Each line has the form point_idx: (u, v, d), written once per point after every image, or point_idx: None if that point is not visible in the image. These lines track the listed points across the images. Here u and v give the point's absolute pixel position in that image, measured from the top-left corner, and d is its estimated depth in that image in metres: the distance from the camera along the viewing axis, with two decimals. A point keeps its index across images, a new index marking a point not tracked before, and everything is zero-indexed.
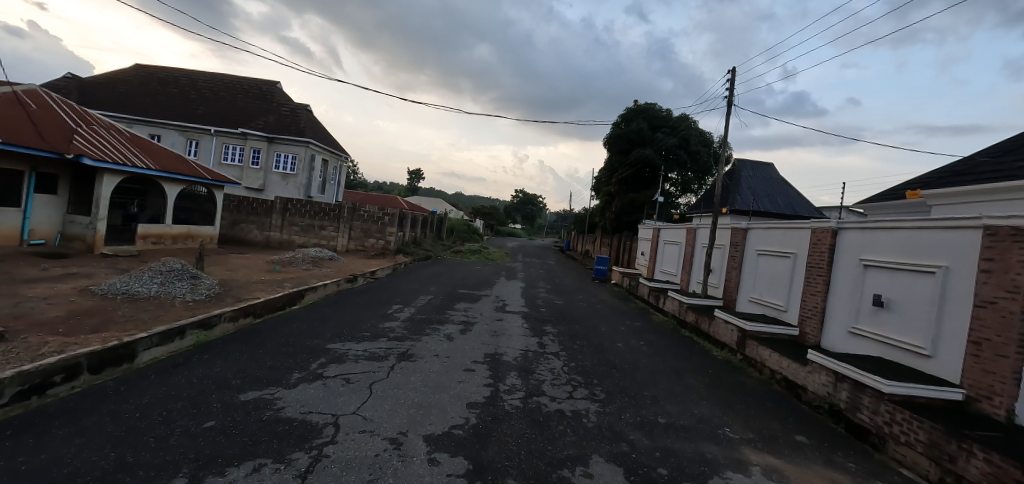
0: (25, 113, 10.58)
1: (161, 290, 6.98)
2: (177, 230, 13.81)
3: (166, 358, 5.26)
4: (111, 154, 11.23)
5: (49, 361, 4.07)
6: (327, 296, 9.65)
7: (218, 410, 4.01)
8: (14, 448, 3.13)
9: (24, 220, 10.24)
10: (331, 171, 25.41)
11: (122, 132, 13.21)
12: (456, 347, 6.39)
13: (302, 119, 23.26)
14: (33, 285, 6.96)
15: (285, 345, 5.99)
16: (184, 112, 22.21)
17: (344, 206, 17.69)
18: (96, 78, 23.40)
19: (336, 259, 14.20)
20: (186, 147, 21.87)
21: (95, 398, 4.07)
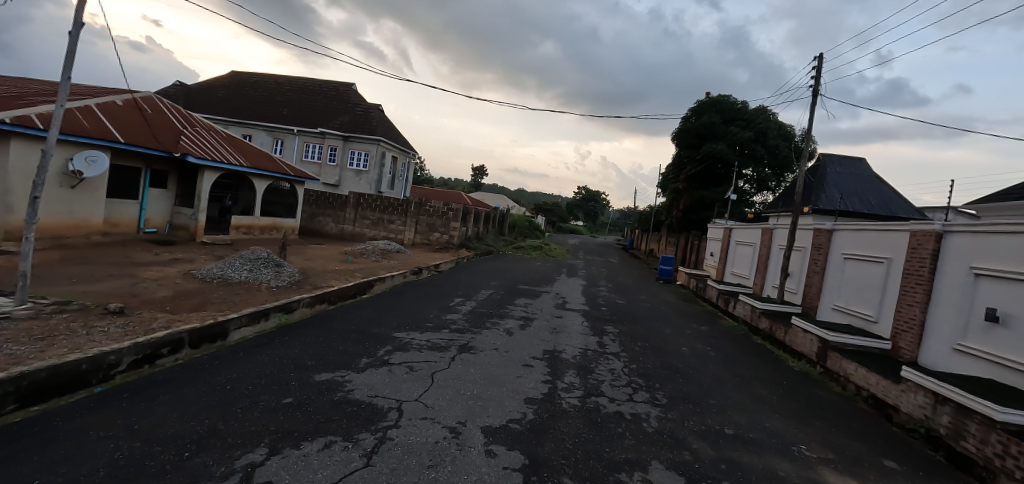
0: (143, 117, 12.05)
1: (250, 275, 7.69)
2: (265, 221, 15.17)
3: (252, 337, 5.78)
4: (210, 152, 12.54)
5: (158, 334, 4.67)
6: (394, 287, 10.10)
7: (295, 389, 4.37)
8: (128, 409, 3.63)
9: (142, 212, 11.74)
10: (399, 167, 26.70)
11: (219, 132, 14.66)
12: (516, 342, 6.45)
13: (375, 118, 24.52)
14: (147, 268, 7.96)
15: (356, 331, 6.37)
16: (271, 113, 24.26)
17: (412, 200, 18.38)
18: (202, 85, 26.25)
19: (402, 251, 14.81)
20: (273, 146, 23.90)
21: (192, 370, 4.58)
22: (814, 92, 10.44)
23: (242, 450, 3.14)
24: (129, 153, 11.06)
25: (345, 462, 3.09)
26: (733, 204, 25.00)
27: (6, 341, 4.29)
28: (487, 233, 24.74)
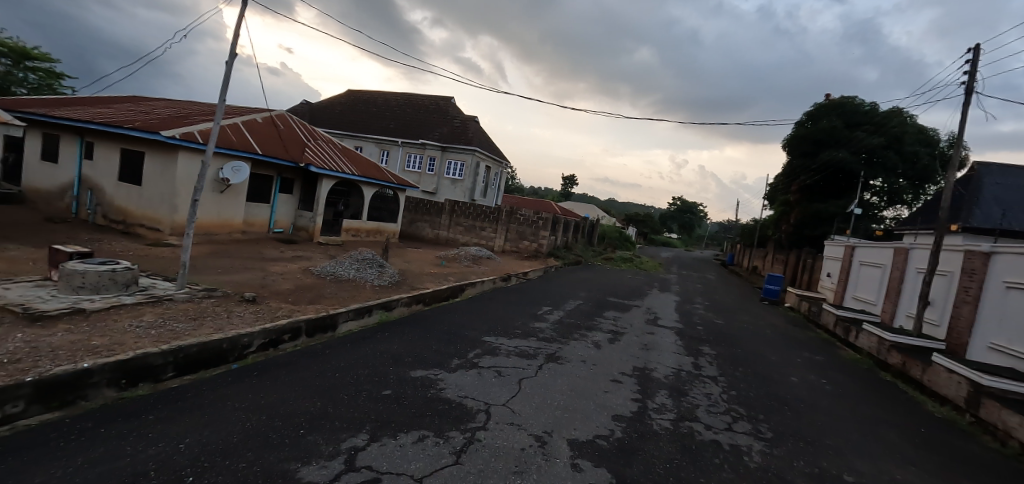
0: (277, 132, 13.92)
1: (357, 274, 8.47)
2: (371, 225, 16.56)
3: (357, 331, 6.35)
4: (328, 162, 14.07)
5: (280, 323, 5.53)
6: (484, 292, 10.45)
7: (394, 382, 4.75)
8: (257, 387, 4.57)
9: (272, 214, 13.45)
10: (493, 176, 27.75)
11: (336, 144, 16.41)
12: (604, 355, 6.32)
13: (471, 130, 25.77)
14: (274, 263, 9.15)
15: (449, 333, 6.69)
16: (380, 127, 26.64)
17: (503, 209, 18.95)
18: (323, 103, 29.75)
19: (490, 257, 15.25)
20: (380, 156, 26.18)
21: (307, 357, 5.24)
22: (968, 90, 8.89)
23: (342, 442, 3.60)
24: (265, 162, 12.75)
25: (436, 458, 3.28)
26: (857, 219, 21.94)
27: (170, 319, 5.27)
28: (575, 242, 24.54)
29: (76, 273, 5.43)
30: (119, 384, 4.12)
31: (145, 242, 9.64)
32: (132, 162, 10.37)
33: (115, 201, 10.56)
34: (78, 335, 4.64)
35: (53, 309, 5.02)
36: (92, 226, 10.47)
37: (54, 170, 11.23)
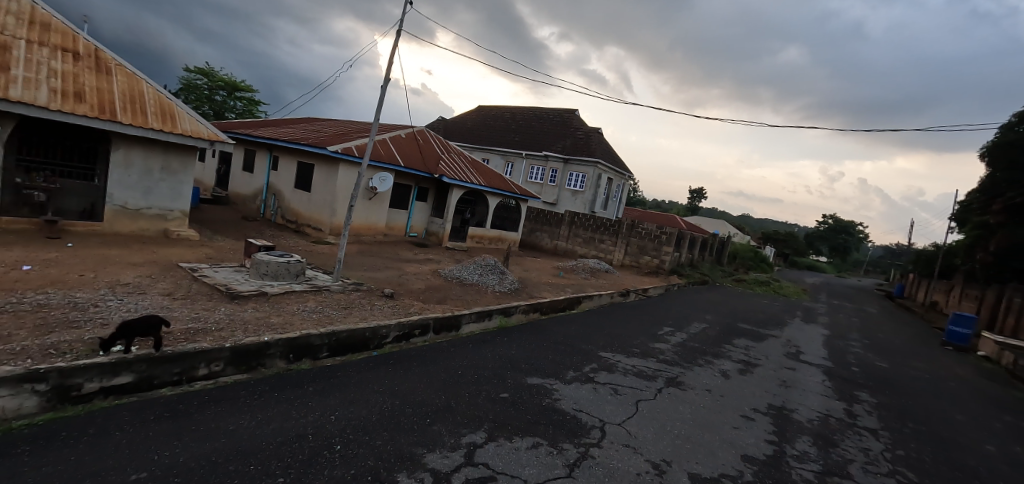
0: (418, 146, 15.58)
1: (481, 279, 9.02)
2: (494, 233, 17.55)
3: (477, 333, 6.79)
4: (458, 174, 15.28)
5: (414, 319, 6.22)
6: (601, 306, 10.40)
7: (512, 386, 5.05)
8: (395, 375, 5.23)
9: (409, 219, 14.94)
10: (614, 188, 27.50)
11: (466, 156, 17.74)
12: (732, 387, 5.85)
13: (593, 142, 25.83)
14: (408, 264, 10.20)
15: (565, 343, 6.79)
16: (506, 140, 28.17)
17: (625, 221, 18.59)
18: (457, 118, 32.48)
19: (609, 271, 14.98)
20: (505, 168, 27.71)
21: (436, 353, 5.86)
22: None
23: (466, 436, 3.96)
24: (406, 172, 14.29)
25: (550, 468, 3.41)
26: None
27: (327, 306, 6.26)
28: (700, 260, 22.80)
29: (264, 262, 6.74)
30: (289, 358, 5.27)
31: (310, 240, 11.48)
32: (302, 171, 12.46)
33: (289, 204, 12.77)
34: (263, 312, 5.75)
35: (247, 290, 6.27)
36: (270, 224, 12.84)
37: (251, 178, 14.07)
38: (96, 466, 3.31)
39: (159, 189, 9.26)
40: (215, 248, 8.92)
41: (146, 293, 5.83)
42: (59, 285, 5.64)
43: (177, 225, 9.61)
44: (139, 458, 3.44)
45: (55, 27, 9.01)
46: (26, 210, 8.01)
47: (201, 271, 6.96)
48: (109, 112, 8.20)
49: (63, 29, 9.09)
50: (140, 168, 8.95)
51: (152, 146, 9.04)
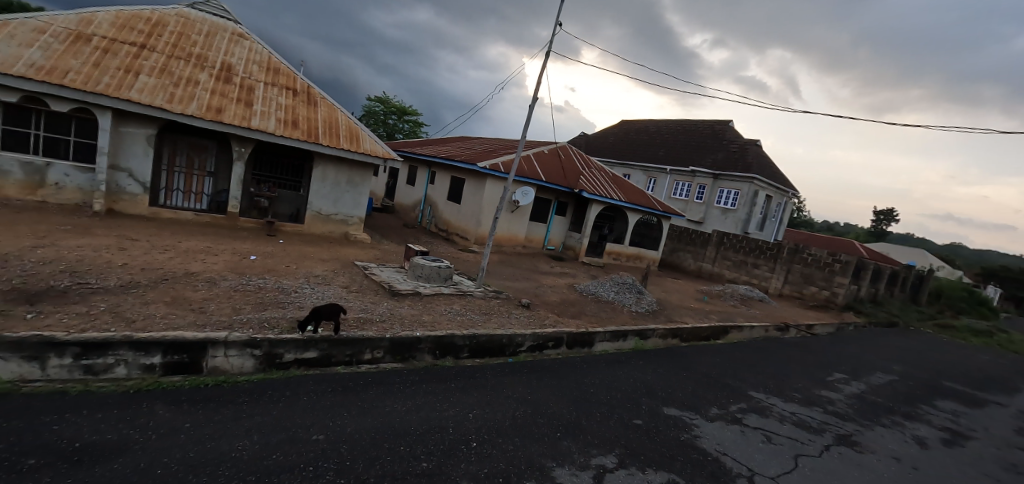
0: (560, 162, 16.19)
1: (617, 297, 8.83)
2: (631, 250, 16.88)
3: (610, 352, 6.73)
4: (599, 189, 15.43)
5: (548, 332, 6.44)
6: (753, 339, 9.29)
7: (647, 413, 4.85)
8: (529, 383, 5.43)
9: (547, 233, 15.40)
10: (773, 207, 24.79)
11: (607, 172, 17.71)
12: (932, 460, 4.66)
13: (751, 155, 23.44)
14: (544, 276, 10.56)
15: (708, 376, 6.21)
16: (649, 155, 27.37)
17: (785, 245, 16.00)
18: (599, 134, 32.54)
19: (767, 301, 13.16)
20: (647, 184, 26.79)
21: (568, 366, 6.00)
22: None
23: (597, 454, 3.95)
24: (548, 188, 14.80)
25: None
26: None
27: (469, 310, 6.82)
28: (890, 297, 18.54)
29: (420, 265, 7.62)
30: (435, 353, 5.84)
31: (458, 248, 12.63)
32: (455, 185, 13.84)
33: (442, 215, 14.23)
34: (416, 310, 6.48)
35: (404, 288, 7.16)
36: (421, 231, 14.52)
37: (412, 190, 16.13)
38: (292, 426, 4.20)
39: (344, 198, 11.05)
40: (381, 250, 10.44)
41: (330, 284, 7.04)
42: (273, 272, 7.19)
43: (354, 229, 11.30)
44: (321, 424, 4.26)
45: (283, 72, 11.56)
46: (255, 213, 10.30)
47: (369, 269, 8.11)
48: (314, 136, 10.16)
49: (288, 72, 11.60)
50: (332, 181, 10.79)
51: (342, 162, 10.87)
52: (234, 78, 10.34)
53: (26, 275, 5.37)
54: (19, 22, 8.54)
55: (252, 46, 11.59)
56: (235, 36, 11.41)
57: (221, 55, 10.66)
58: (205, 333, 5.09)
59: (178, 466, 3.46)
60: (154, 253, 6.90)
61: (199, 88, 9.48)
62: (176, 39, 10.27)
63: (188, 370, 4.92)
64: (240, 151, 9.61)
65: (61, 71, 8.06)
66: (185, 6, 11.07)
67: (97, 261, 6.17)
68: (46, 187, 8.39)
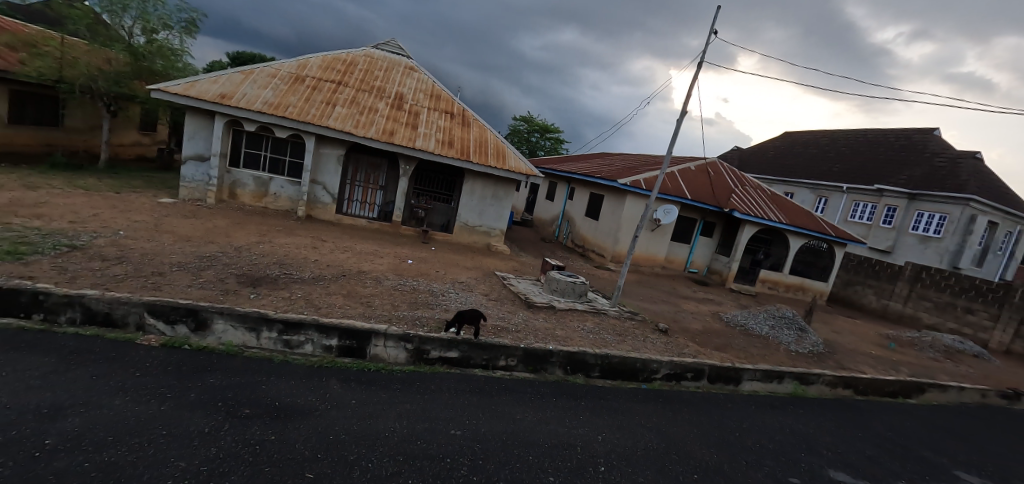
0: (709, 179, 15.19)
1: (772, 332, 8.65)
2: (793, 279, 14.66)
3: (760, 394, 6.32)
4: (754, 209, 14.01)
5: (687, 362, 6.23)
6: (964, 406, 7.40)
7: (806, 472, 4.29)
8: (665, 414, 5.21)
9: (691, 254, 14.67)
10: (1000, 238, 19.50)
11: (765, 190, 15.91)
12: None
13: (967, 170, 18.42)
14: (687, 300, 10.50)
15: (892, 447, 5.20)
16: (818, 171, 23.61)
17: (1015, 286, 11.96)
18: (754, 152, 29.26)
19: (990, 360, 10.19)
20: (815, 204, 22.89)
21: (708, 402, 5.71)
22: None
23: None
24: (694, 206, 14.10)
25: None
26: None
27: (604, 329, 6.95)
28: None
29: (555, 279, 7.86)
30: (567, 369, 5.95)
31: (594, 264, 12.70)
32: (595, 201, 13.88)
33: (580, 231, 14.49)
34: (548, 323, 6.75)
35: (539, 301, 7.47)
36: (551, 244, 14.97)
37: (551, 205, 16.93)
38: (435, 418, 4.61)
39: (489, 212, 11.83)
40: (518, 261, 11.06)
41: (473, 291, 7.64)
42: (425, 276, 8.07)
43: (496, 241, 12.04)
44: (458, 420, 4.62)
45: (443, 97, 13.00)
46: (413, 223, 11.62)
47: (507, 280, 8.60)
48: (466, 154, 11.12)
49: (447, 97, 13.02)
50: (479, 195, 11.64)
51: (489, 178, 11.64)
52: (405, 105, 11.95)
53: (251, 264, 6.89)
54: (259, 69, 11.03)
55: (419, 77, 13.32)
56: (406, 70, 13.27)
57: (396, 86, 12.45)
58: (370, 324, 5.91)
59: (344, 436, 4.09)
60: (338, 253, 8.31)
61: (378, 115, 11.18)
62: (364, 75, 12.32)
63: (355, 354, 5.75)
64: (406, 168, 11.00)
65: (286, 106, 10.20)
66: (372, 48, 13.28)
67: (297, 255, 7.66)
68: (268, 196, 10.69)
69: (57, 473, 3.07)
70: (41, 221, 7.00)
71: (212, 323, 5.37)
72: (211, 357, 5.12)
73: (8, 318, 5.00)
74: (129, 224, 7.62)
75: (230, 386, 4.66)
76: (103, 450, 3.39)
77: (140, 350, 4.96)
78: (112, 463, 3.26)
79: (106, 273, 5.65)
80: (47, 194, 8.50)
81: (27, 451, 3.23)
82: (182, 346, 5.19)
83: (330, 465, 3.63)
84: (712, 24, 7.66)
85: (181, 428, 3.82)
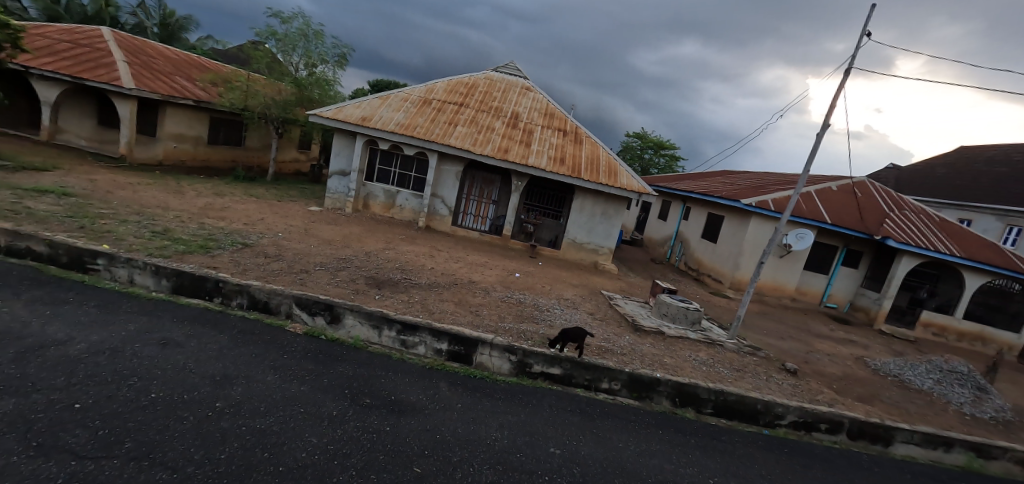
0: (855, 201, 13.22)
1: (937, 388, 7.23)
2: (970, 327, 11.98)
3: (919, 463, 5.33)
4: (915, 237, 11.82)
5: (822, 411, 5.41)
6: None
7: None
8: (791, 469, 4.60)
9: (829, 287, 12.84)
10: None
11: (932, 215, 13.32)
12: None
13: None
14: (823, 340, 9.07)
15: None
16: (1012, 194, 19.00)
17: None
18: (914, 171, 24.61)
19: None
20: (1003, 234, 18.31)
21: (849, 461, 5.01)
22: None
23: None
24: (833, 232, 12.43)
25: None
26: None
27: (718, 362, 6.51)
28: None
29: (665, 303, 7.58)
30: (675, 401, 5.56)
31: (710, 290, 11.88)
32: (713, 223, 13.02)
33: (694, 254, 13.66)
34: (656, 350, 6.51)
35: (647, 325, 7.17)
36: (657, 266, 14.29)
37: (664, 226, 16.23)
38: (537, 433, 4.63)
39: (598, 229, 11.75)
40: (625, 281, 10.74)
41: (577, 308, 7.61)
42: (531, 290, 8.24)
43: (603, 259, 11.86)
44: (558, 438, 4.57)
45: (557, 115, 13.38)
46: (522, 236, 12.03)
47: (614, 300, 8.41)
48: (577, 171, 11.22)
49: (560, 115, 13.37)
50: (588, 212, 11.66)
51: (599, 195, 11.58)
52: (519, 124, 12.55)
53: (378, 268, 7.71)
54: (396, 94, 12.44)
55: (535, 96, 13.90)
56: (523, 90, 13.97)
57: (512, 107, 13.15)
58: (477, 333, 6.16)
59: (449, 437, 4.29)
60: (451, 262, 8.90)
61: (495, 134, 11.88)
62: (484, 97, 13.23)
63: (462, 361, 6.00)
64: (517, 184, 11.43)
65: (415, 126, 11.36)
66: (493, 71, 14.23)
67: (416, 263, 8.38)
68: (395, 208, 11.94)
69: (223, 431, 3.73)
70: (226, 223, 8.63)
71: (344, 318, 6.00)
72: (342, 350, 5.75)
73: (197, 299, 6.10)
74: (286, 228, 9.04)
75: (354, 376, 5.18)
76: (255, 418, 4.01)
77: (289, 337, 5.76)
78: (261, 430, 3.84)
79: (268, 268, 6.73)
80: (230, 201, 10.51)
81: (203, 409, 3.98)
82: (320, 336, 5.91)
83: (436, 463, 3.84)
84: (864, 24, 6.77)
85: (316, 407, 4.39)
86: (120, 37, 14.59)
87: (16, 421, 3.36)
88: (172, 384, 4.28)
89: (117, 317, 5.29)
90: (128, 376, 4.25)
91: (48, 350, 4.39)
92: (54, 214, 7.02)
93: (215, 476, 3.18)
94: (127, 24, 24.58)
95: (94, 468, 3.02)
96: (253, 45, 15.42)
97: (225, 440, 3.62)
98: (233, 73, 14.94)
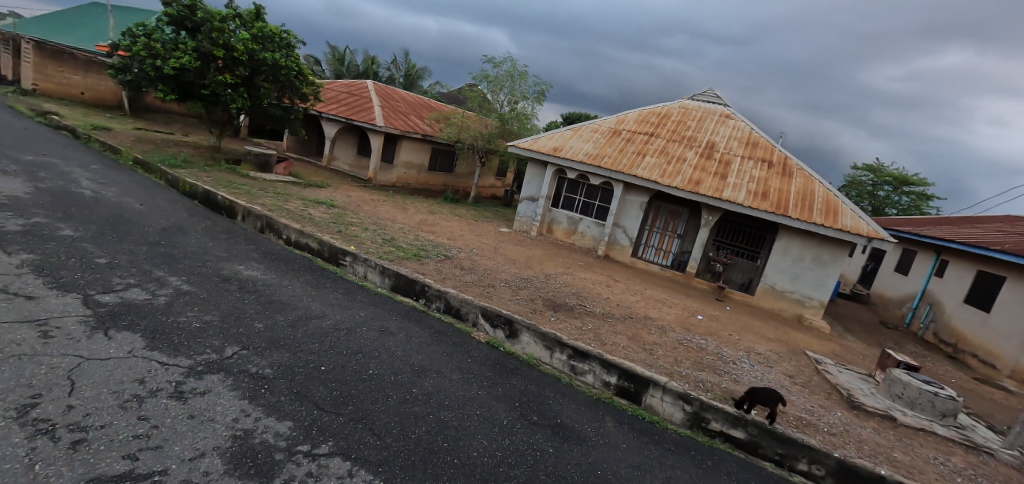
0: None
1: None
2: None
3: None
4: None
5: None
6: None
7: None
8: None
9: None
10: None
11: None
12: None
13: None
14: None
15: None
16: None
17: None
18: None
19: None
20: None
21: None
22: None
23: None
24: None
25: None
26: None
27: (983, 476, 4.79)
28: None
29: (899, 382, 6.01)
30: None
31: (973, 376, 8.94)
32: (985, 286, 9.88)
33: (950, 323, 10.61)
34: (884, 439, 5.18)
35: (871, 406, 5.79)
36: (879, 331, 11.51)
37: (905, 282, 13.02)
38: None
39: (806, 277, 10.06)
40: (836, 344, 8.90)
41: (771, 367, 6.66)
42: (716, 336, 7.49)
43: (811, 315, 10.06)
44: None
45: (762, 145, 12.04)
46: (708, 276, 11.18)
47: (825, 366, 7.09)
48: (782, 208, 9.86)
49: (765, 145, 12.00)
50: (794, 256, 10.14)
51: (810, 239, 10.04)
52: (715, 154, 11.73)
53: (557, 291, 8.05)
54: (586, 126, 13.20)
55: (735, 124, 12.82)
56: (722, 118, 13.04)
57: (708, 136, 12.41)
58: (649, 373, 5.82)
59: (610, 476, 4.14)
60: (627, 294, 8.77)
61: (686, 164, 11.37)
62: (677, 127, 12.88)
63: (631, 399, 5.70)
64: (708, 219, 10.74)
65: (603, 157, 11.76)
66: (688, 99, 13.73)
67: (593, 291, 8.50)
68: (577, 234, 12.37)
69: (415, 414, 4.31)
70: (434, 236, 10.23)
71: (520, 334, 6.37)
72: (516, 362, 6.10)
73: (407, 298, 7.27)
74: (480, 245, 10.24)
75: (526, 391, 5.42)
76: (440, 409, 4.54)
77: (474, 343, 6.37)
78: (443, 421, 4.32)
79: (462, 279, 7.67)
80: (438, 218, 12.49)
81: (403, 392, 4.68)
82: (498, 347, 6.38)
83: None
84: None
85: (490, 413, 4.72)
86: (378, 87, 18.84)
87: (285, 369, 4.51)
88: (383, 365, 5.17)
89: (354, 303, 6.69)
90: (355, 351, 5.29)
91: (311, 321, 5.78)
92: (326, 220, 9.36)
93: (405, 452, 3.69)
94: (381, 75, 31.68)
95: (328, 420, 3.83)
96: (469, 87, 18.08)
97: (416, 423, 4.17)
98: (453, 112, 17.76)
